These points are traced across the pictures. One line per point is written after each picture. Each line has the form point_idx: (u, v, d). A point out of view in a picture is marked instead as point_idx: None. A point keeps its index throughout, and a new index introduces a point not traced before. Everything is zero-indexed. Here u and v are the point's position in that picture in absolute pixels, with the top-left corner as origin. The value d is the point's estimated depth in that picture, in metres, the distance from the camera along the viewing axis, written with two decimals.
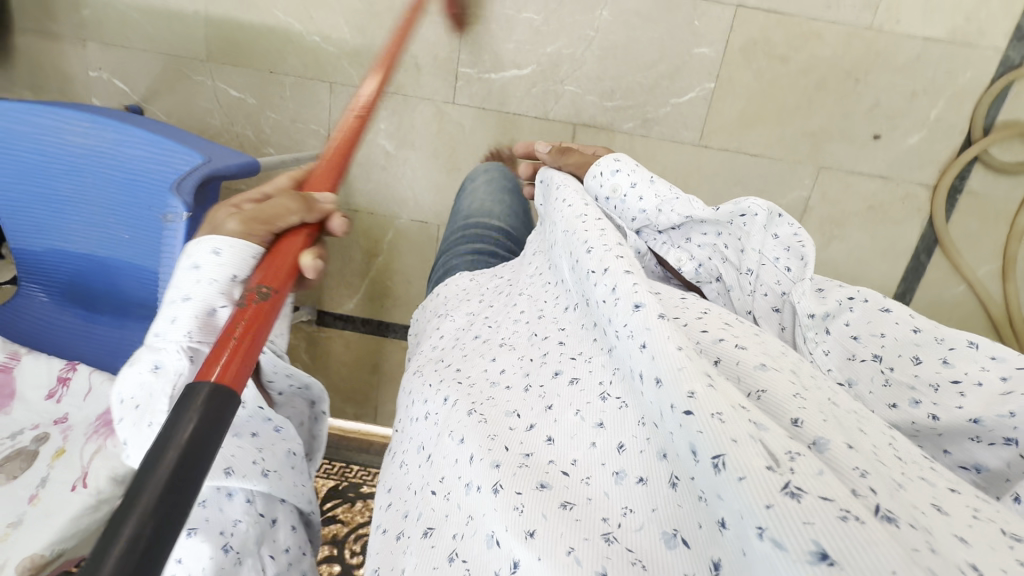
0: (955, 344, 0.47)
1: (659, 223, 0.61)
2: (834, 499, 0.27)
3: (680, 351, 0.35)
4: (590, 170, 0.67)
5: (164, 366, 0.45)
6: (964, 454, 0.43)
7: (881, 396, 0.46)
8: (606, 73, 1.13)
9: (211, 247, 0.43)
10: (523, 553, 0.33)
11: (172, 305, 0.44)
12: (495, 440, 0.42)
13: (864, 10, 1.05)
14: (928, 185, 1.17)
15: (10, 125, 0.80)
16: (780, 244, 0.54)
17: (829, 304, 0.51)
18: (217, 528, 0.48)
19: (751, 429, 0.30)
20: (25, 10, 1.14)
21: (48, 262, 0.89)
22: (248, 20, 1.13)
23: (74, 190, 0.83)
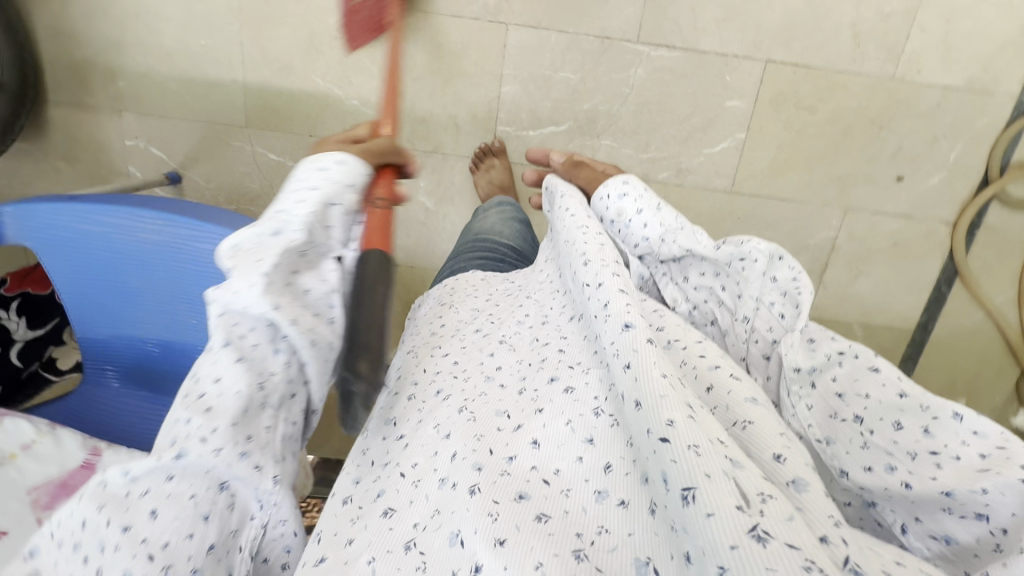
0: (938, 414, 0.49)
1: (661, 253, 0.71)
2: (801, 550, 0.36)
3: (666, 382, 0.47)
4: (597, 194, 0.80)
5: (282, 234, 0.54)
6: (936, 523, 0.47)
7: (856, 458, 0.51)
8: (641, 127, 1.16)
9: (336, 159, 0.59)
10: (489, 560, 0.42)
11: (298, 192, 0.56)
12: (481, 443, 0.52)
13: (887, 62, 1.10)
14: (948, 222, 1.22)
15: (81, 225, 0.81)
16: (777, 288, 0.61)
17: (816, 357, 0.56)
18: (256, 377, 0.51)
19: (726, 468, 0.41)
20: (60, 84, 1.14)
21: (115, 348, 0.89)
22: (287, 87, 1.13)
23: (147, 284, 0.84)
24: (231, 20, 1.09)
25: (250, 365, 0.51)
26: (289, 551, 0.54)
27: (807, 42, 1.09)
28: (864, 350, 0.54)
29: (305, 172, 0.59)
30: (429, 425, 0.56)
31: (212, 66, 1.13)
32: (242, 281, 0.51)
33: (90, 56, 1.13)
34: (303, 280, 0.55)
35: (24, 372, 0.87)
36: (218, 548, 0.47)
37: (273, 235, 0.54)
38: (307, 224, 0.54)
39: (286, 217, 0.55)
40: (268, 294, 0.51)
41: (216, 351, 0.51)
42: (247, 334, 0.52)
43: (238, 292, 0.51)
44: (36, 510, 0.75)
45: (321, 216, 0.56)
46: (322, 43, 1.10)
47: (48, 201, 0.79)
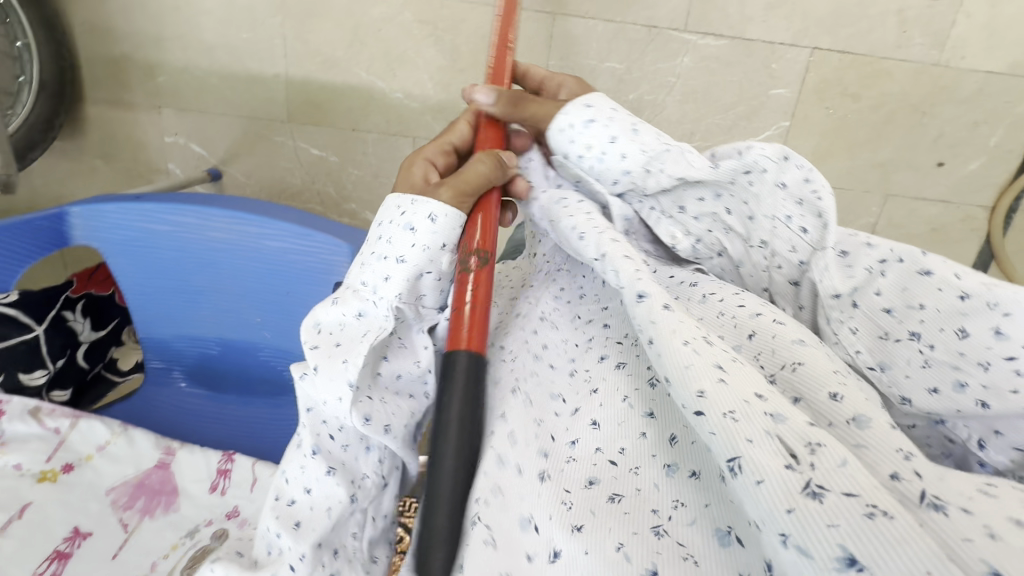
0: (1010, 311, 0.44)
1: (647, 187, 0.61)
2: (860, 496, 0.32)
3: (688, 350, 0.42)
4: (557, 124, 0.63)
5: (366, 314, 0.56)
6: (1019, 435, 0.44)
7: (918, 381, 0.47)
8: (685, 115, 1.16)
9: (429, 213, 0.58)
10: (568, 544, 0.40)
11: (385, 264, 0.57)
12: (542, 428, 0.49)
13: (932, 48, 1.10)
14: (986, 206, 1.23)
15: (148, 224, 0.80)
16: (791, 197, 0.54)
17: (856, 276, 0.52)
18: (349, 475, 0.53)
19: (768, 425, 0.36)
20: (96, 80, 1.13)
21: (176, 347, 0.89)
22: (329, 80, 1.12)
23: (209, 282, 0.84)
24: (273, 12, 1.07)
25: (340, 476, 0.52)
26: None
27: (853, 30, 1.09)
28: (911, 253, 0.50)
29: (392, 229, 0.59)
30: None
31: (254, 61, 1.11)
32: (331, 389, 0.52)
33: (128, 52, 1.11)
34: (392, 364, 0.56)
35: (90, 372, 0.87)
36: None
37: (360, 318, 0.56)
38: (395, 307, 0.56)
39: (373, 298, 0.57)
40: (356, 404, 0.51)
41: (306, 461, 0.52)
42: (339, 447, 0.53)
43: (325, 394, 0.52)
44: (116, 510, 0.75)
45: (411, 291, 0.58)
46: (365, 34, 1.09)
47: (114, 201, 0.78)
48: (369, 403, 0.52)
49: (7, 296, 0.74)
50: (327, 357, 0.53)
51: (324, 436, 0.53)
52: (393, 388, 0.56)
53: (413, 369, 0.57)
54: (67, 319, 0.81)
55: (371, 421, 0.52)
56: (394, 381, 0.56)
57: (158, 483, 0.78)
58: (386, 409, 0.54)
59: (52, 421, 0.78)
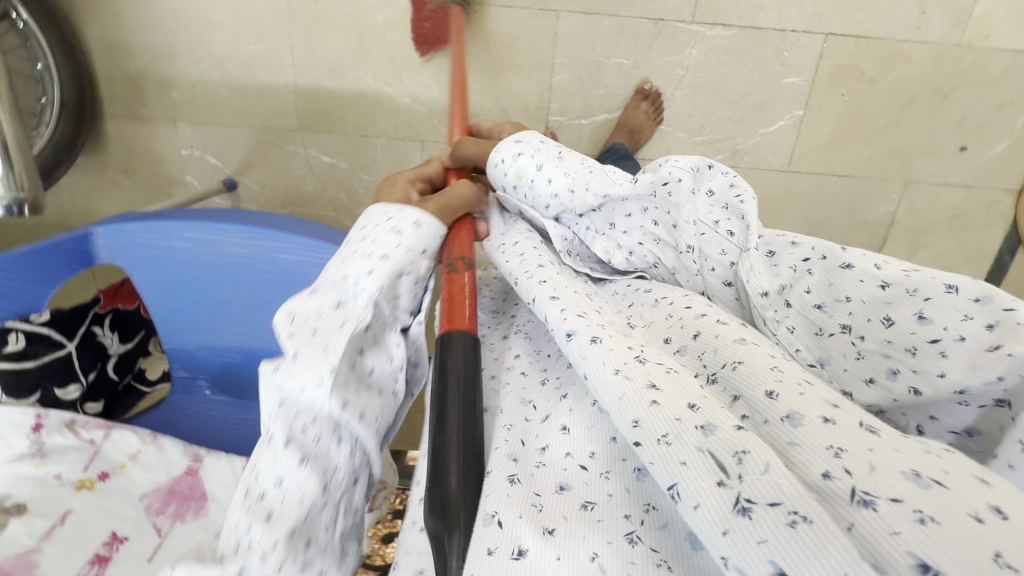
0: (930, 294, 0.51)
1: (574, 205, 0.68)
2: (783, 504, 0.33)
3: (620, 378, 0.44)
4: (492, 160, 0.76)
5: (345, 305, 0.58)
6: (952, 418, 0.47)
7: (855, 373, 0.52)
8: (695, 108, 1.15)
9: (415, 220, 0.64)
10: (536, 545, 0.40)
11: (370, 258, 0.60)
12: (512, 431, 0.51)
13: (954, 28, 1.06)
14: (1012, 190, 1.19)
15: (168, 242, 0.82)
16: (718, 202, 0.66)
17: (783, 276, 0.60)
18: (324, 469, 0.52)
19: (700, 442, 0.38)
20: (114, 97, 1.16)
21: (199, 357, 0.92)
22: (337, 88, 1.13)
23: (229, 295, 0.86)
24: (280, 22, 1.08)
25: (312, 467, 0.51)
26: None
27: (870, 12, 1.05)
28: (830, 251, 0.59)
29: (378, 230, 0.63)
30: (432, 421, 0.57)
31: (264, 72, 1.13)
32: (310, 375, 0.53)
33: (143, 67, 1.13)
34: (370, 358, 0.58)
35: (120, 384, 0.91)
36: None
37: (338, 308, 0.58)
38: (377, 295, 0.58)
39: (355, 288, 0.58)
40: (337, 389, 0.53)
41: (278, 453, 0.51)
42: (312, 439, 0.52)
43: (305, 383, 0.53)
44: (150, 515, 0.79)
45: (392, 288, 0.60)
46: (371, 41, 1.09)
47: (133, 220, 0.81)
48: (349, 390, 0.54)
49: (39, 315, 0.77)
50: (306, 343, 0.55)
51: (297, 428, 0.52)
52: (371, 379, 0.58)
53: (388, 363, 0.60)
54: (96, 333, 0.85)
55: (350, 407, 0.53)
56: (372, 374, 0.58)
57: (187, 489, 0.82)
58: (363, 401, 0.55)
59: (87, 432, 0.81)
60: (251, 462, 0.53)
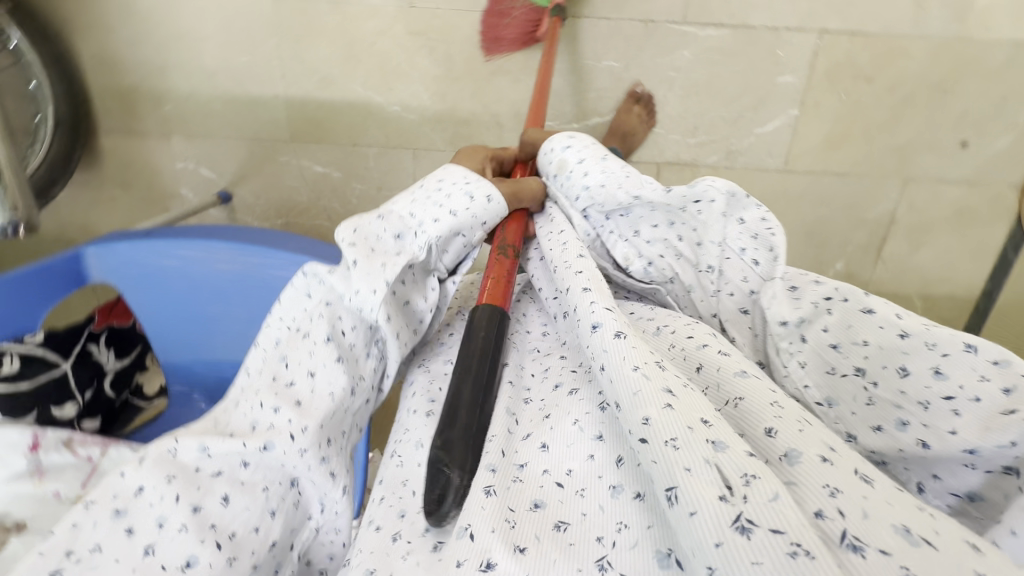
0: (948, 350, 0.48)
1: (603, 202, 0.71)
2: (785, 533, 0.36)
3: (638, 375, 0.48)
4: (544, 149, 0.81)
5: (405, 239, 0.67)
6: (955, 480, 0.47)
7: (863, 417, 0.52)
8: (689, 109, 1.13)
9: (486, 194, 0.70)
10: (511, 564, 0.42)
11: (438, 207, 0.68)
12: (493, 444, 0.52)
13: (953, 21, 1.03)
14: (1017, 185, 1.16)
15: (159, 260, 0.84)
16: (748, 231, 0.65)
17: (802, 309, 0.59)
18: (352, 373, 0.62)
19: (708, 454, 0.41)
20: (108, 112, 1.17)
21: (196, 372, 0.92)
22: (327, 98, 1.13)
23: (221, 311, 0.87)
24: (269, 34, 1.08)
25: (346, 366, 0.62)
26: (332, 557, 0.64)
27: (866, 8, 1.03)
28: (853, 293, 0.55)
29: (452, 188, 0.71)
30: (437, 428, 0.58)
31: (254, 83, 1.13)
32: (367, 282, 0.62)
33: (135, 82, 1.14)
34: (410, 291, 0.67)
35: (118, 400, 0.91)
36: (276, 540, 0.57)
37: (398, 238, 0.67)
38: (430, 243, 0.66)
39: (418, 228, 0.67)
40: (386, 302, 0.62)
41: (321, 345, 0.62)
42: (350, 331, 0.64)
43: (360, 286, 0.62)
44: None
45: (445, 241, 0.68)
46: (359, 51, 1.09)
47: (125, 239, 0.83)
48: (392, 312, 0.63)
49: (33, 336, 0.79)
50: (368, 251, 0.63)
51: (338, 330, 0.63)
52: (407, 309, 0.67)
53: (422, 303, 0.68)
54: (92, 351, 0.86)
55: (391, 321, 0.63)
56: (409, 307, 0.67)
57: None
58: (396, 324, 0.64)
59: (83, 449, 0.80)
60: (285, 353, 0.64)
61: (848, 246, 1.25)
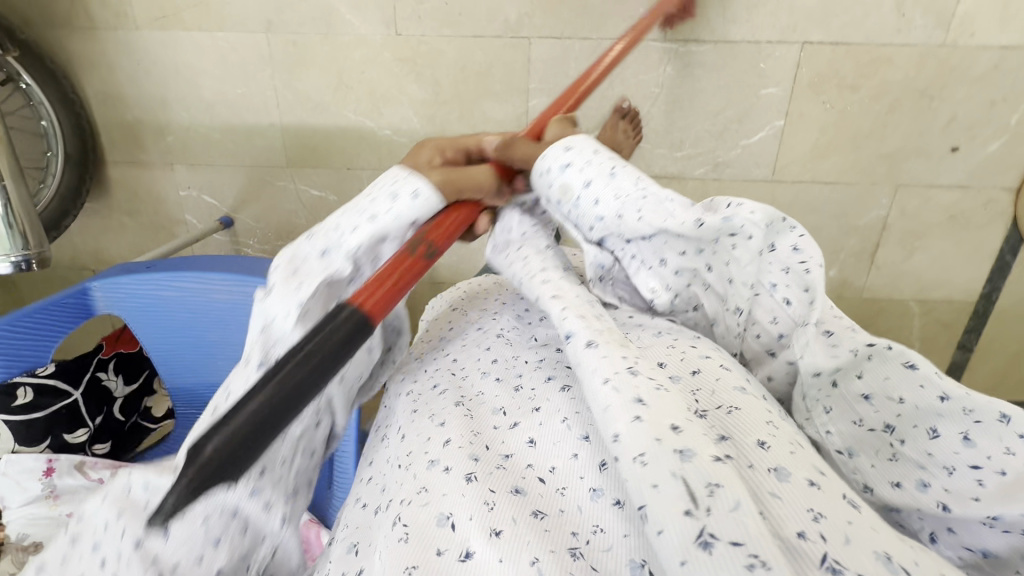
0: (982, 418, 0.44)
1: (624, 232, 0.58)
2: (745, 545, 0.34)
3: (608, 390, 0.44)
4: (537, 167, 0.63)
5: (329, 253, 0.54)
6: (972, 536, 0.45)
7: (883, 472, 0.49)
8: (674, 124, 1.14)
9: (413, 188, 0.56)
10: (484, 548, 0.41)
11: (360, 215, 0.55)
12: (478, 437, 0.51)
13: (936, 28, 1.03)
14: (1011, 188, 1.15)
15: (160, 292, 0.88)
16: (780, 265, 0.53)
17: (839, 357, 0.50)
18: None
19: (674, 467, 0.38)
20: (115, 145, 1.22)
21: (201, 395, 0.96)
22: (321, 124, 1.17)
23: (221, 337, 0.91)
24: (263, 66, 1.12)
25: None
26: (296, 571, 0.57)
27: (847, 18, 1.03)
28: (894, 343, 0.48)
29: (379, 191, 0.57)
30: (424, 416, 0.57)
31: (251, 113, 1.17)
32: (281, 308, 0.51)
33: (139, 116, 1.19)
34: None
35: (127, 423, 0.96)
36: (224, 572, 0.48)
37: (322, 256, 0.54)
38: (353, 257, 0.54)
39: (339, 239, 0.55)
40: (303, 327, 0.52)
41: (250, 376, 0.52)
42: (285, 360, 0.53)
43: (275, 312, 0.52)
44: None
45: (370, 249, 0.55)
46: (349, 78, 1.12)
47: (127, 273, 0.87)
48: None
49: (44, 369, 0.85)
50: (288, 274, 0.53)
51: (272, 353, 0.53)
52: None
53: None
54: (100, 379, 0.92)
55: None
56: None
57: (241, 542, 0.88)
58: None
59: (96, 473, 0.86)
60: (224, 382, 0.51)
61: (840, 252, 1.25)
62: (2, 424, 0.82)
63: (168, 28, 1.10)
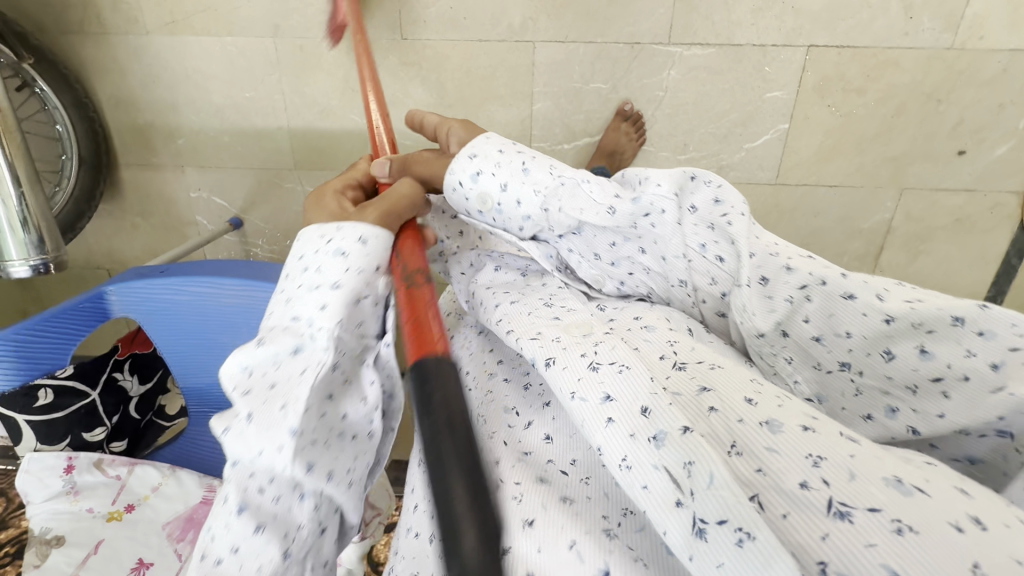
0: (935, 328, 0.47)
1: (552, 224, 0.62)
2: (730, 521, 0.36)
3: (576, 402, 0.46)
4: (448, 184, 0.67)
5: (301, 350, 0.55)
6: (957, 446, 0.49)
7: (854, 409, 0.52)
8: (678, 127, 1.15)
9: (359, 236, 0.59)
10: (522, 542, 0.42)
11: (316, 292, 0.57)
12: (496, 437, 0.53)
13: (944, 31, 1.02)
14: (1018, 192, 1.14)
15: (172, 296, 0.91)
16: (701, 219, 0.57)
17: (779, 308, 0.52)
18: (282, 529, 0.51)
19: (654, 458, 0.40)
20: (127, 148, 1.25)
21: (212, 395, 0.98)
22: (327, 127, 1.19)
23: (233, 340, 0.93)
24: (270, 70, 1.14)
25: (271, 531, 0.51)
26: None
27: (853, 21, 1.02)
28: (831, 276, 0.50)
29: (320, 256, 0.59)
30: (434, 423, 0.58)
31: (259, 116, 1.19)
32: (269, 438, 0.52)
33: (150, 119, 1.21)
34: (338, 403, 0.56)
35: (142, 421, 1.01)
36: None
37: (294, 355, 0.55)
38: (330, 342, 0.55)
39: (311, 330, 0.56)
40: (298, 452, 0.51)
41: (233, 520, 0.51)
42: (269, 501, 0.52)
43: (262, 446, 0.52)
44: (172, 542, 0.87)
45: (348, 319, 0.57)
46: (356, 82, 1.14)
47: (142, 278, 0.90)
48: (312, 450, 0.52)
49: (63, 371, 0.88)
50: (261, 404, 0.53)
51: (251, 492, 0.52)
52: (323, 423, 0.54)
53: (360, 407, 0.58)
54: (117, 379, 0.94)
55: (314, 469, 0.52)
56: (323, 416, 0.54)
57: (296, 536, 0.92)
58: (328, 455, 0.54)
59: (113, 469, 0.90)
60: (207, 524, 0.54)
61: (843, 255, 1.25)
62: (25, 423, 0.86)
63: (177, 33, 1.12)
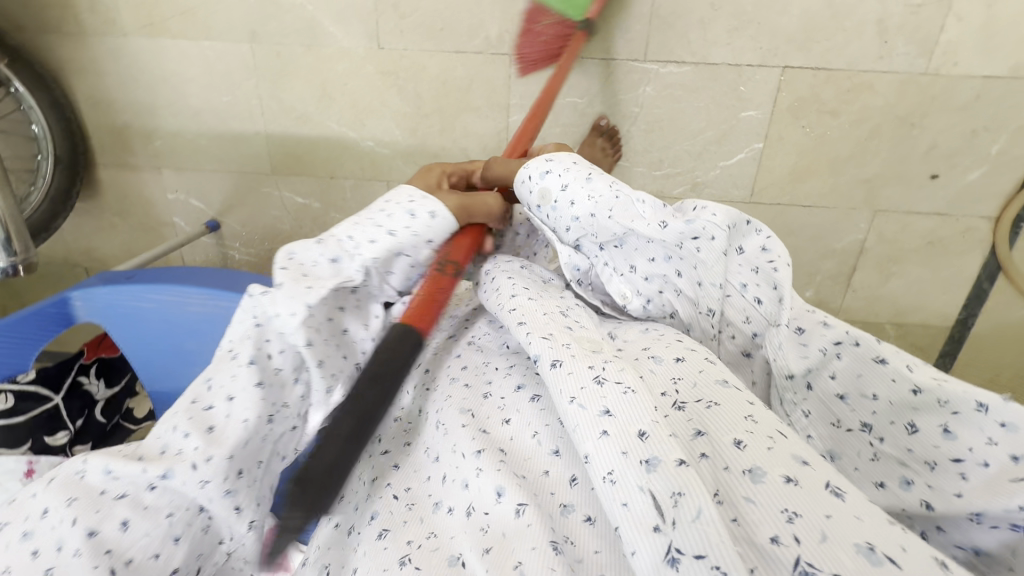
0: (958, 409, 0.49)
1: (597, 230, 0.66)
2: (710, 559, 0.37)
3: (575, 407, 0.47)
4: (520, 177, 0.74)
5: (340, 262, 0.68)
6: (964, 535, 0.48)
7: (867, 473, 0.54)
8: (653, 144, 1.15)
9: (431, 211, 0.73)
10: (476, 563, 0.44)
11: (376, 230, 0.71)
12: (478, 429, 0.54)
13: (918, 56, 1.02)
14: (991, 217, 1.15)
15: (137, 303, 0.92)
16: (748, 263, 0.62)
17: (811, 356, 0.58)
18: (272, 402, 0.59)
19: (641, 480, 0.41)
20: (105, 148, 1.25)
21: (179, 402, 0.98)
22: (304, 133, 1.19)
23: (198, 347, 0.94)
24: (247, 76, 1.14)
25: (265, 391, 0.59)
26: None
27: (828, 44, 1.03)
28: (865, 339, 0.54)
29: (396, 208, 0.73)
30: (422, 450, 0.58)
31: (236, 121, 1.19)
32: (288, 305, 0.61)
33: (128, 121, 1.21)
34: (345, 318, 0.68)
35: (108, 424, 1.00)
36: (179, 569, 0.52)
37: (333, 263, 0.68)
38: (363, 267, 0.69)
39: (354, 252, 0.69)
40: (305, 325, 0.61)
41: (241, 369, 0.58)
42: (276, 354, 0.61)
43: (281, 308, 0.61)
44: None
45: (384, 262, 0.71)
46: (332, 90, 1.14)
47: (108, 284, 0.91)
48: (316, 335, 0.63)
49: (25, 377, 0.89)
50: (295, 277, 0.64)
51: (262, 344, 0.61)
52: (330, 325, 0.65)
53: (364, 334, 0.69)
54: (82, 383, 0.96)
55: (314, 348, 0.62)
56: (329, 321, 0.65)
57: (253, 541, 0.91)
58: (320, 350, 0.63)
59: None
60: (207, 373, 0.60)
61: (816, 275, 1.26)
62: None
63: (154, 36, 1.12)
